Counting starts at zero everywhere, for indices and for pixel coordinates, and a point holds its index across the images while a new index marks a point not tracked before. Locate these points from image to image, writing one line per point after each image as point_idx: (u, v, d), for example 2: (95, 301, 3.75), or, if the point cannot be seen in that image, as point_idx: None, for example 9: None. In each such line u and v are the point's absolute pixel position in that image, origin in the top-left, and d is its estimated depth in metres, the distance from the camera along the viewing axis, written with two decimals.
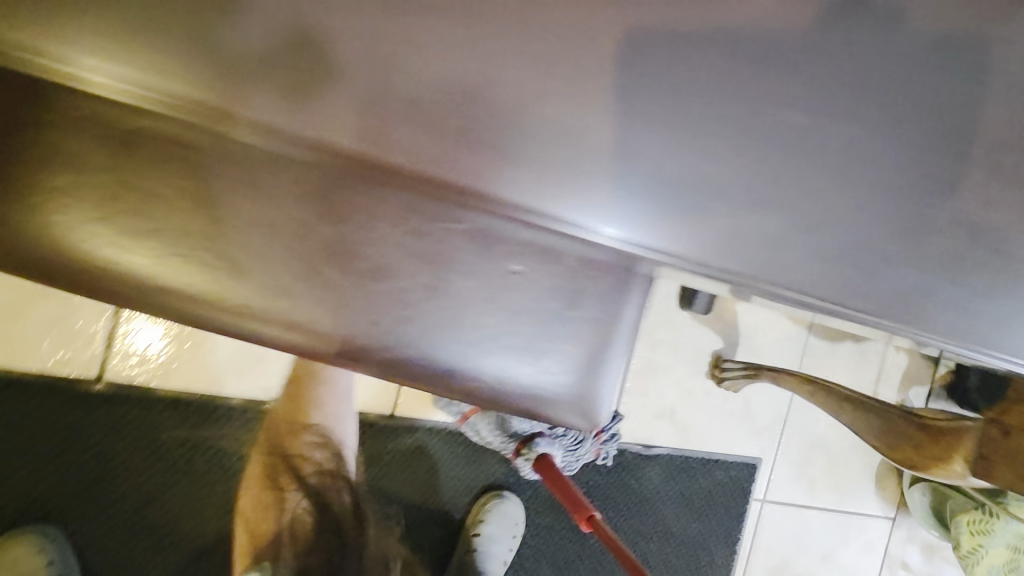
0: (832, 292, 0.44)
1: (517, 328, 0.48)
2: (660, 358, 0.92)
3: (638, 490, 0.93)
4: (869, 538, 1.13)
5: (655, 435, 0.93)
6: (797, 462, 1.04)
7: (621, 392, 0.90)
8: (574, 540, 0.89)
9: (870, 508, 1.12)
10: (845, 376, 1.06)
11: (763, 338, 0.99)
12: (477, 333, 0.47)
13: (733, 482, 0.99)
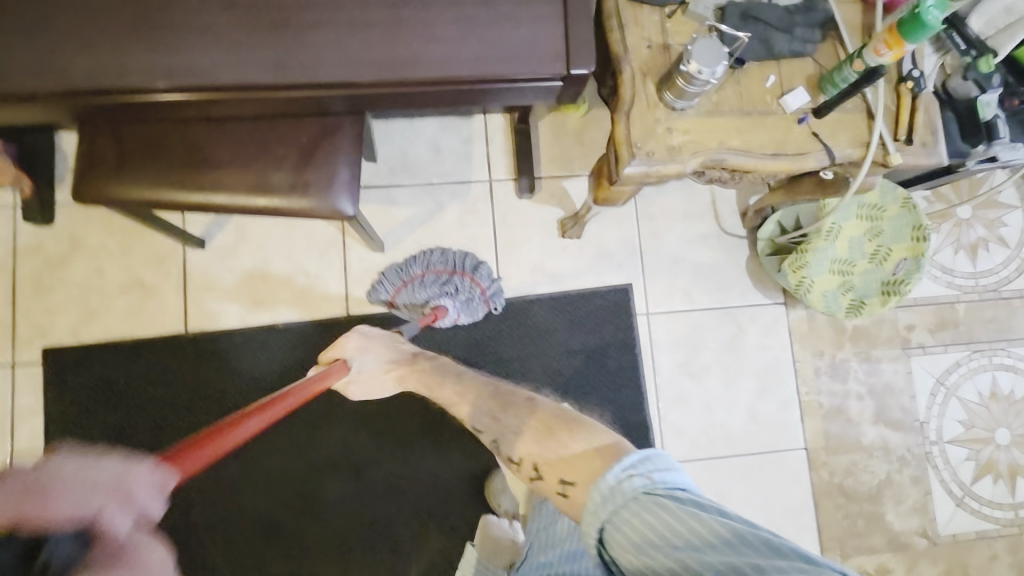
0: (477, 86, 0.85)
1: (288, 171, 0.93)
2: (517, 234, 1.35)
3: (529, 331, 1.31)
4: (765, 324, 1.37)
5: (533, 285, 1.34)
6: (665, 278, 1.37)
7: (496, 265, 1.34)
8: (495, 368, 1.30)
9: (755, 296, 1.38)
10: (678, 203, 1.39)
11: None
12: (280, 181, 0.93)
13: (609, 308, 1.33)
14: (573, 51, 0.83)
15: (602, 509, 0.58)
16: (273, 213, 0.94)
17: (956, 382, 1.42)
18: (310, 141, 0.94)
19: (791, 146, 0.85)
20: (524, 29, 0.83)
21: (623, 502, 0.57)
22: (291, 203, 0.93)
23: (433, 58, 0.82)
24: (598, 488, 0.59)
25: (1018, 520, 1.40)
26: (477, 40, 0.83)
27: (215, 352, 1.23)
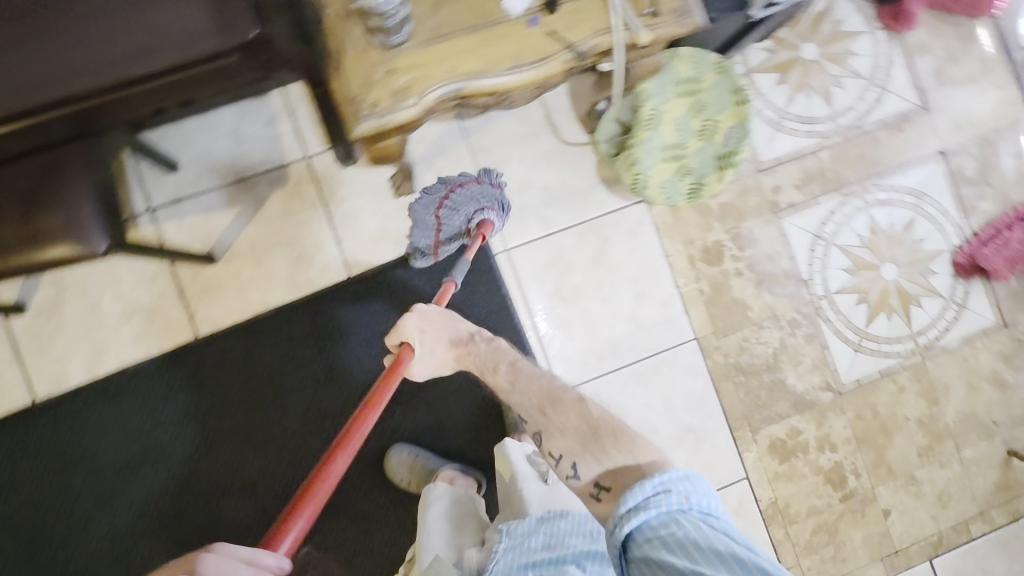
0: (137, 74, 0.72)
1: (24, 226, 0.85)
2: (351, 206, 1.26)
3: (391, 304, 1.26)
4: (628, 229, 1.33)
5: (383, 254, 1.27)
6: (516, 208, 1.31)
7: (338, 244, 1.26)
8: (364, 349, 1.25)
9: (612, 202, 1.32)
10: (510, 127, 1.30)
11: (422, 146, 1.28)
12: (18, 240, 0.84)
13: (466, 258, 1.28)
14: (227, 16, 0.72)
15: (636, 503, 0.74)
16: (15, 274, 0.85)
17: (834, 230, 1.40)
18: (30, 185, 0.85)
19: (531, 53, 0.76)
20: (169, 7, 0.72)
21: (662, 511, 0.72)
22: (27, 258, 0.84)
23: (76, 59, 0.71)
24: (641, 487, 0.75)
25: (918, 348, 1.41)
26: (122, 34, 0.72)
27: (69, 416, 1.19)
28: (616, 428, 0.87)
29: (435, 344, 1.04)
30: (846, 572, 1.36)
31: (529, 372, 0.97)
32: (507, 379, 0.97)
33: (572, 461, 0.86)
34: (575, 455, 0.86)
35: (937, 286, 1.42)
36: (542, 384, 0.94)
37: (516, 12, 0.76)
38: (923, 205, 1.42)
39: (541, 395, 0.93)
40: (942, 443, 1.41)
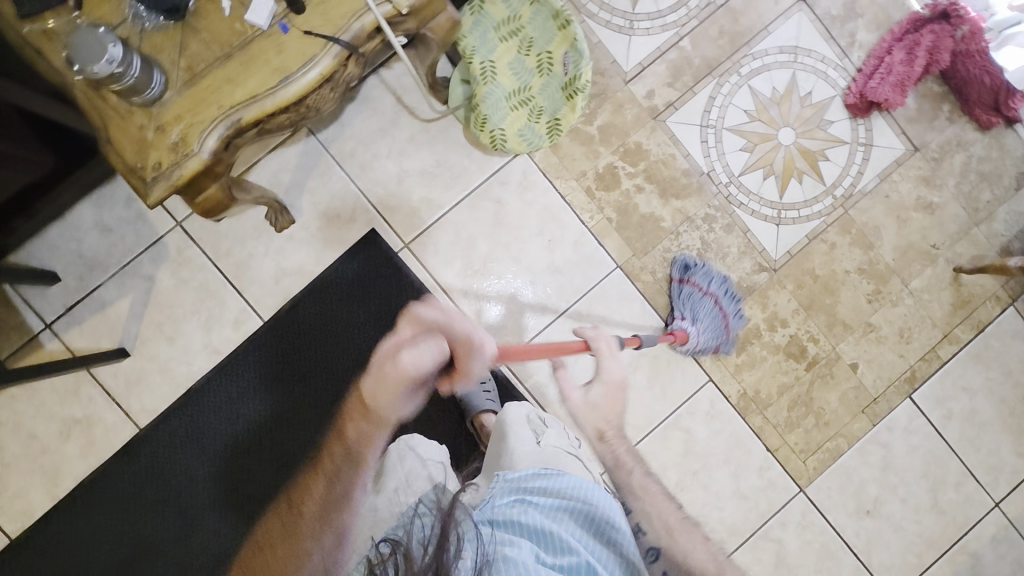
0: None
1: None
2: (240, 256, 1.25)
3: (314, 333, 1.26)
4: (516, 183, 1.31)
5: (288, 290, 1.26)
6: (402, 201, 1.29)
7: (241, 296, 1.25)
8: (303, 384, 1.25)
9: (491, 163, 1.30)
10: (367, 125, 1.27)
11: (287, 174, 1.26)
12: None
13: (369, 264, 1.27)
14: None
15: None
16: None
17: (722, 115, 1.36)
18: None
19: (294, 60, 0.74)
20: None
21: None
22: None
23: None
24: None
25: (837, 201, 1.39)
26: None
27: (51, 540, 1.20)
28: (739, 573, 0.87)
29: (606, 391, 0.98)
30: (832, 434, 1.39)
31: (661, 497, 0.95)
32: (637, 484, 0.95)
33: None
34: None
35: (838, 134, 1.39)
36: (671, 513, 0.93)
37: (263, 25, 0.74)
38: (799, 59, 1.38)
39: (669, 518, 0.92)
40: (888, 283, 1.40)
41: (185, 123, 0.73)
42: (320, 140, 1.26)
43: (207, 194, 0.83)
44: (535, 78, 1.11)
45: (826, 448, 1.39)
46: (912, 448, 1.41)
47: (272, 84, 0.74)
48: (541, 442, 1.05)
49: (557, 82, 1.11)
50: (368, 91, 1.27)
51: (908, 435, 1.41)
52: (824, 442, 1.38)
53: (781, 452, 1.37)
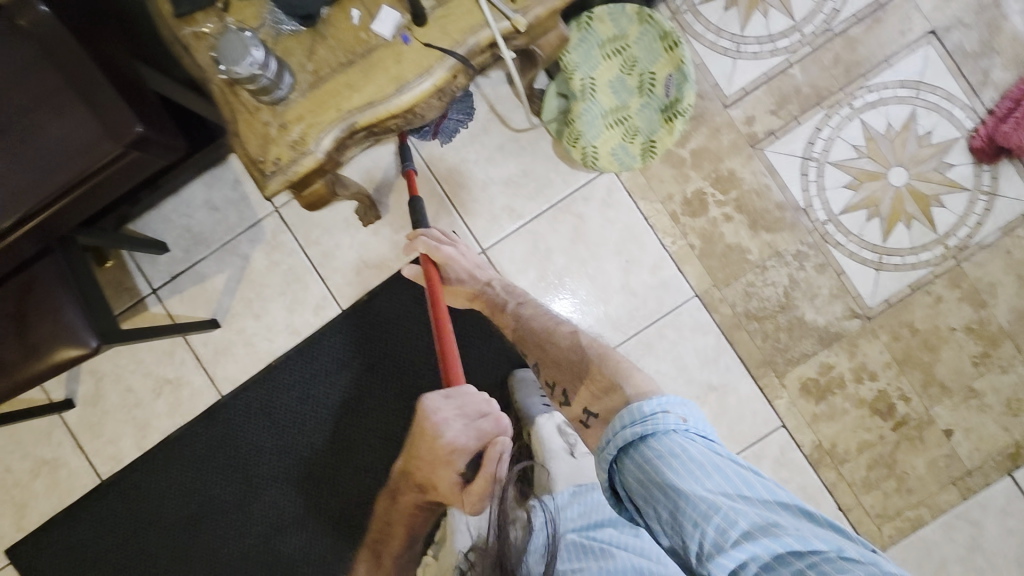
0: (52, 193, 0.82)
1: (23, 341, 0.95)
2: (328, 244, 1.31)
3: (388, 325, 1.30)
4: (601, 200, 1.30)
5: (368, 282, 1.31)
6: (484, 207, 1.30)
7: (324, 283, 1.31)
8: (373, 373, 1.30)
9: (577, 178, 1.29)
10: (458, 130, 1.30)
11: (379, 170, 1.30)
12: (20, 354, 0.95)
13: None
14: (112, 122, 0.82)
15: (636, 424, 0.74)
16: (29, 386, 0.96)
17: (826, 147, 1.29)
18: (18, 306, 0.95)
19: (410, 71, 0.77)
20: (60, 126, 0.81)
21: (663, 434, 0.72)
22: (35, 369, 0.95)
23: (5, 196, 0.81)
24: (640, 407, 0.75)
25: (950, 251, 1.28)
26: (35, 164, 0.82)
27: (135, 486, 1.31)
28: (603, 354, 0.92)
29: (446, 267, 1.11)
30: (914, 502, 1.27)
31: (536, 310, 1.05)
32: (515, 315, 1.05)
33: (563, 387, 0.93)
34: (580, 395, 0.89)
35: (958, 179, 1.28)
36: (544, 321, 1.03)
37: (389, 35, 0.77)
38: (922, 96, 1.29)
39: (541, 328, 1.02)
40: (999, 347, 1.27)
41: (307, 121, 0.78)
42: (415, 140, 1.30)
43: (312, 188, 0.88)
44: (635, 97, 1.10)
45: (905, 517, 1.28)
46: (1007, 531, 1.27)
47: (390, 91, 0.77)
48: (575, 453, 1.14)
49: (657, 102, 1.09)
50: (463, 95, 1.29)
51: (1005, 516, 1.27)
52: (904, 509, 1.28)
53: (854, 513, 1.28)
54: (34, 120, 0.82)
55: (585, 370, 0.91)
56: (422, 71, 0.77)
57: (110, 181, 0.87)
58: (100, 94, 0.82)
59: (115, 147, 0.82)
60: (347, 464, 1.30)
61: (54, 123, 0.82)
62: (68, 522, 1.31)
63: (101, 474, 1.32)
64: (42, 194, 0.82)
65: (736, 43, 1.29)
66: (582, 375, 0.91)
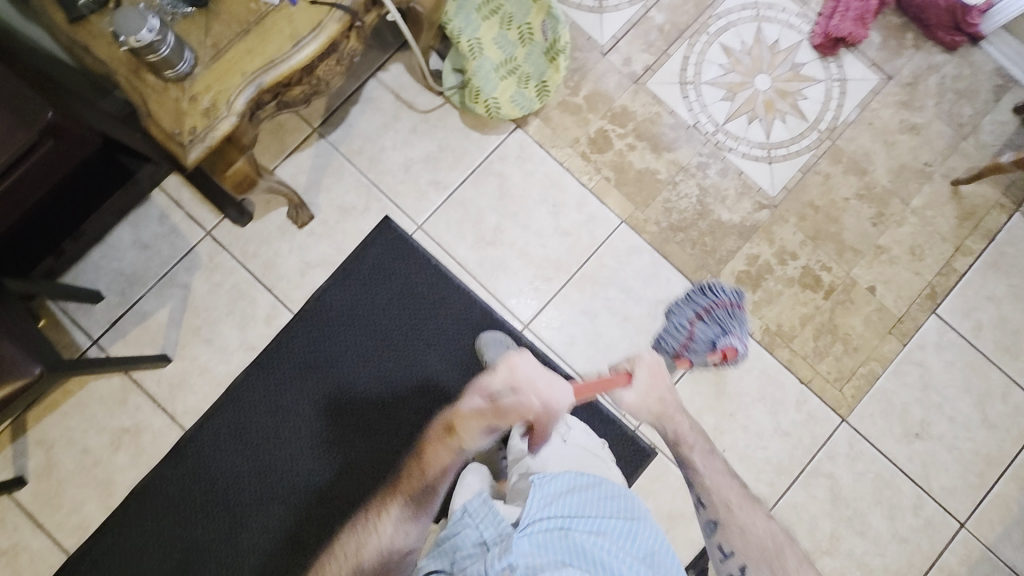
0: None
1: None
2: (267, 255, 1.33)
3: (338, 318, 1.31)
4: (515, 156, 1.39)
5: (314, 282, 1.33)
6: (411, 187, 1.37)
7: (270, 292, 1.32)
8: (335, 368, 1.30)
9: (489, 142, 1.39)
10: (371, 124, 1.37)
11: (303, 175, 1.35)
12: None
13: (391, 249, 1.34)
14: (19, 110, 0.84)
15: None
16: None
17: (697, 71, 1.45)
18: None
19: (304, 27, 0.84)
20: None
21: None
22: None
23: None
24: None
25: (824, 134, 1.45)
26: None
27: (107, 550, 1.22)
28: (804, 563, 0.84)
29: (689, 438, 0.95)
30: (864, 359, 1.38)
31: (722, 471, 0.92)
32: (705, 468, 0.91)
33: (742, 563, 0.85)
34: (748, 560, 0.85)
35: (812, 73, 1.47)
36: (733, 486, 0.91)
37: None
38: (762, 13, 1.48)
39: (731, 493, 0.90)
40: (889, 205, 1.43)
41: (216, 88, 0.82)
42: (332, 140, 1.36)
43: (235, 167, 0.92)
44: (518, 49, 1.22)
45: (860, 374, 1.37)
46: (948, 364, 1.39)
47: (288, 48, 0.83)
48: (567, 440, 1.01)
49: (540, 49, 1.22)
50: (367, 92, 1.38)
51: (942, 350, 1.39)
52: (857, 368, 1.38)
53: (816, 383, 1.37)
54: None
55: (767, 551, 0.85)
56: (312, 26, 0.84)
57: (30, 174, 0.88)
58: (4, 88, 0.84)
59: (28, 134, 0.84)
60: (329, 466, 1.27)
61: None
62: None
63: (66, 548, 1.23)
64: None
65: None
66: (762, 551, 0.85)
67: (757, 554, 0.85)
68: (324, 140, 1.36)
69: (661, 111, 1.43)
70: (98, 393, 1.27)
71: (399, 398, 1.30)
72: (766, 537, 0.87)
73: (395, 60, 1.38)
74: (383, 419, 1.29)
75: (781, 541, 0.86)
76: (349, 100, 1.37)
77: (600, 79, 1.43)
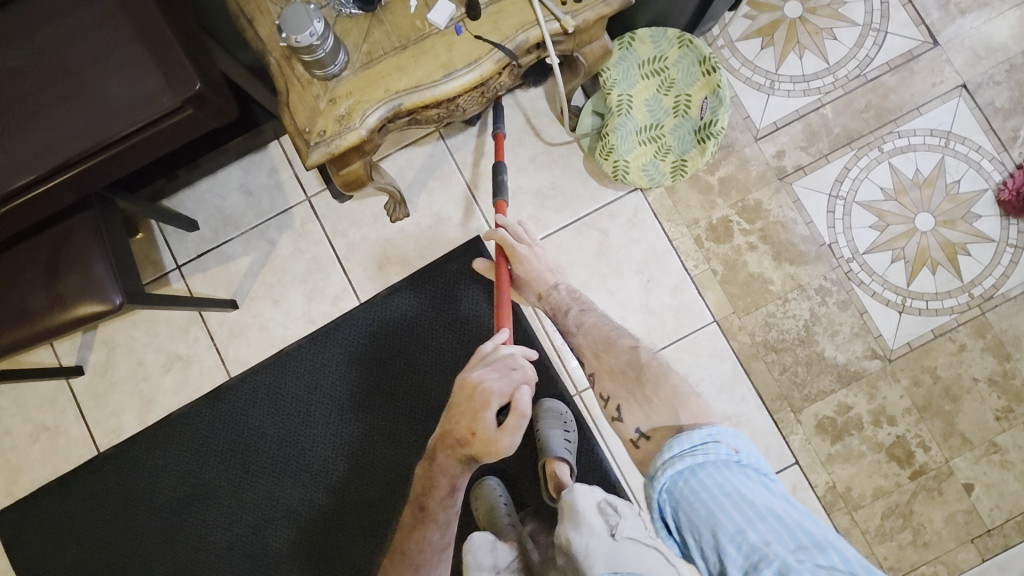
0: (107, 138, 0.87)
1: (49, 293, 0.96)
2: (354, 237, 1.33)
3: (400, 322, 1.30)
4: (626, 218, 1.31)
5: (388, 278, 1.32)
6: (511, 215, 1.32)
7: (345, 275, 1.32)
8: (382, 370, 1.29)
9: (604, 195, 1.31)
10: (492, 138, 1.33)
11: (412, 171, 1.33)
12: (42, 308, 0.96)
13: (472, 272, 1.30)
14: (175, 75, 0.87)
15: (682, 450, 0.73)
16: (46, 335, 0.98)
17: (852, 185, 1.30)
18: (50, 254, 0.97)
19: (459, 60, 0.79)
20: (130, 75, 0.87)
21: (708, 459, 0.70)
22: (57, 318, 0.96)
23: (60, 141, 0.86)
24: (690, 435, 0.73)
25: (974, 301, 1.27)
26: (95, 105, 0.87)
27: (130, 462, 1.29)
28: (659, 374, 0.85)
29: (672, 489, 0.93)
30: (930, 558, 1.22)
31: (595, 320, 0.96)
32: (573, 322, 0.96)
33: (617, 404, 0.87)
34: (618, 398, 0.87)
35: (986, 231, 1.28)
36: (605, 326, 0.95)
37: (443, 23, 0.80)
38: (951, 145, 1.30)
39: (595, 340, 0.93)
40: (1023, 403, 1.24)
41: (357, 98, 0.80)
42: (452, 145, 1.33)
43: (351, 168, 0.89)
44: (667, 116, 1.13)
45: (920, 573, 1.22)
46: None
47: (438, 78, 0.79)
48: (616, 535, 0.94)
49: (692, 124, 1.12)
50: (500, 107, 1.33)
51: None
52: (919, 565, 1.22)
53: None
54: (102, 65, 0.87)
55: (627, 386, 0.86)
56: (469, 62, 0.79)
57: (166, 136, 0.92)
58: (169, 51, 0.87)
59: (174, 101, 0.87)
60: (346, 461, 1.28)
61: (123, 73, 0.87)
62: (56, 487, 1.29)
63: (97, 446, 1.31)
64: (98, 138, 0.87)
65: (770, 80, 1.33)
66: (624, 388, 0.87)
67: (620, 393, 0.87)
68: (443, 142, 1.33)
69: (797, 218, 1.30)
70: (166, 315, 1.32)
71: (430, 421, 1.27)
72: (626, 374, 0.87)
73: (539, 83, 1.32)
74: (410, 436, 1.27)
75: (633, 370, 0.87)
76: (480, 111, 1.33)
77: (742, 164, 1.31)
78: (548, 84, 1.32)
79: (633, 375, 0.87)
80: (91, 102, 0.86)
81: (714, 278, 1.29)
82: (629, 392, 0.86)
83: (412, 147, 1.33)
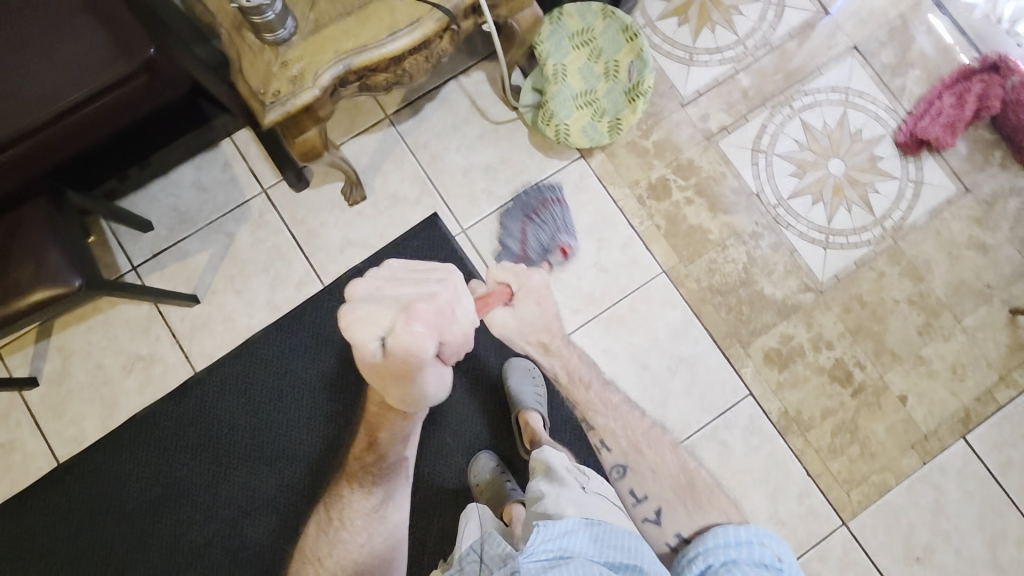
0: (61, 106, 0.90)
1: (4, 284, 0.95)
2: (312, 223, 1.35)
3: None
4: (572, 184, 1.40)
5: (349, 260, 1.35)
6: (465, 190, 1.39)
7: (307, 259, 1.35)
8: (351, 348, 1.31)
9: (550, 165, 1.40)
10: (440, 121, 1.40)
11: (365, 156, 1.38)
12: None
13: (432, 246, 1.35)
14: (127, 41, 0.91)
15: (721, 542, 0.78)
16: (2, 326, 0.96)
17: (772, 141, 1.44)
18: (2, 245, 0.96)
19: (402, 20, 0.86)
20: (81, 43, 0.91)
21: (745, 555, 0.76)
22: (11, 308, 0.95)
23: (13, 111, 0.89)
24: (736, 530, 0.78)
25: (887, 232, 1.41)
26: (47, 76, 0.90)
27: (94, 468, 1.25)
28: (711, 487, 0.90)
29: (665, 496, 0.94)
30: (879, 467, 1.32)
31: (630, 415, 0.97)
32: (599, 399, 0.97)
33: (656, 506, 0.89)
34: (663, 500, 0.89)
35: (889, 169, 1.44)
36: (640, 427, 0.96)
37: None
38: (851, 99, 1.46)
39: (637, 433, 0.96)
40: (940, 318, 1.38)
41: (310, 60, 0.85)
42: (403, 130, 1.39)
43: (306, 135, 0.94)
44: (598, 83, 1.24)
45: (872, 482, 1.32)
46: (966, 494, 1.32)
47: (384, 38, 0.86)
48: (585, 488, 0.86)
49: (623, 87, 1.23)
50: (445, 91, 1.40)
51: (963, 479, 1.32)
52: (870, 475, 1.32)
53: (824, 480, 1.31)
54: (51, 40, 0.91)
55: (675, 488, 0.90)
56: (412, 23, 0.86)
57: (121, 101, 0.96)
58: (120, 18, 0.92)
59: (128, 65, 0.91)
60: (321, 442, 1.28)
61: (75, 43, 0.91)
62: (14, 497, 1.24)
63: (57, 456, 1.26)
64: (53, 106, 0.90)
65: (689, 52, 1.46)
66: (669, 488, 0.90)
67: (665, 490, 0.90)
68: (394, 127, 1.39)
69: (727, 172, 1.42)
70: (123, 316, 1.30)
71: None
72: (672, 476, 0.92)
73: (480, 67, 1.41)
74: None
75: (681, 472, 0.92)
76: (426, 96, 1.40)
77: (672, 127, 1.43)
78: (489, 67, 1.41)
79: (677, 478, 0.91)
80: (41, 72, 0.90)
81: (659, 233, 1.39)
82: (677, 493, 0.89)
83: (364, 134, 1.39)
